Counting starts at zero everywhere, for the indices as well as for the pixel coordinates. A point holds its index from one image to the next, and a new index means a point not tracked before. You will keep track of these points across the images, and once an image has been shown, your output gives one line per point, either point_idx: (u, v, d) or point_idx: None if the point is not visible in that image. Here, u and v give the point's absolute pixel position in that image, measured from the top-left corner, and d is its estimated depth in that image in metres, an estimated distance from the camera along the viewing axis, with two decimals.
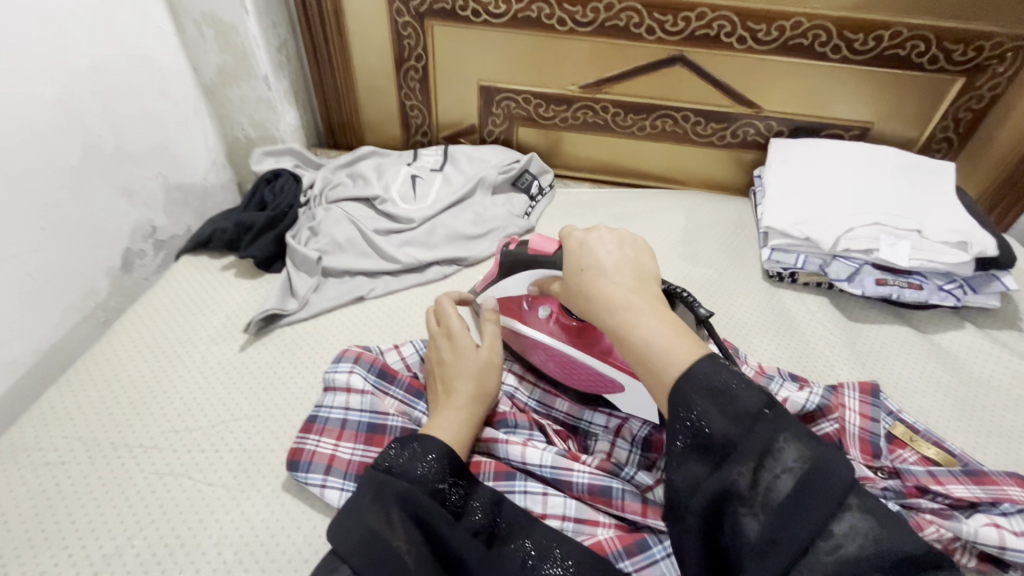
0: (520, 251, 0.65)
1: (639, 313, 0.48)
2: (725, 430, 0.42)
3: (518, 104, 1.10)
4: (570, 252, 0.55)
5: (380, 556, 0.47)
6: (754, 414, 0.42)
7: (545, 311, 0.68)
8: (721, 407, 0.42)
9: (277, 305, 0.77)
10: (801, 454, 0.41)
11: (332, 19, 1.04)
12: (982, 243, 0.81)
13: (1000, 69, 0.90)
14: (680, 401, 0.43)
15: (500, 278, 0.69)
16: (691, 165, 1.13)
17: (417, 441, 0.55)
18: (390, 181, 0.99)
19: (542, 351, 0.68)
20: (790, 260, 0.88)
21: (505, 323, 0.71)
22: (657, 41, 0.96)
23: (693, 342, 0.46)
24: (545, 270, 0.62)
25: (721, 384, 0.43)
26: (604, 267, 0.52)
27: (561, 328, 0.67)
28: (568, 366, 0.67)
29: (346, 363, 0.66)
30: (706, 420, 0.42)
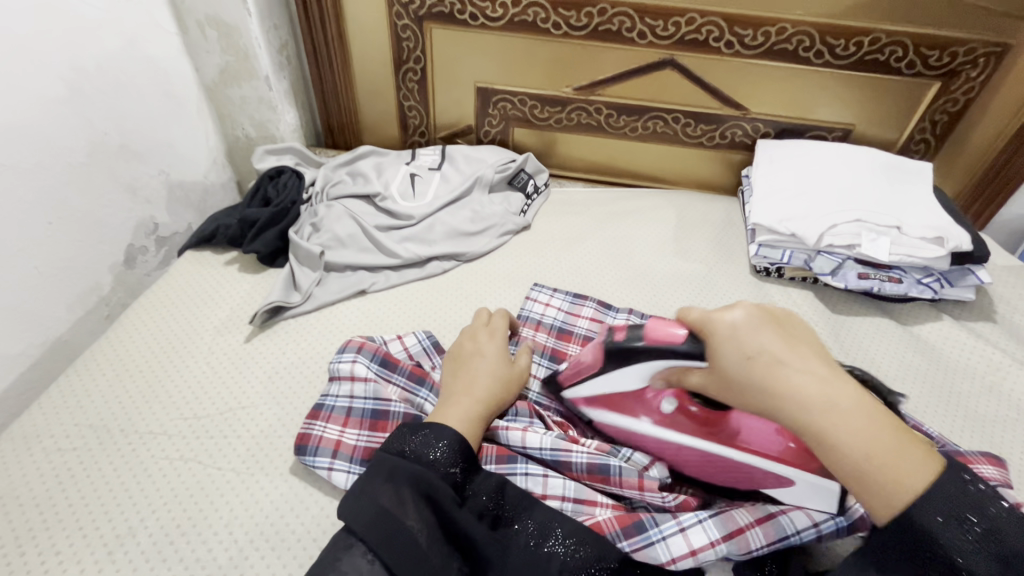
0: (632, 339, 0.57)
1: (846, 415, 0.43)
2: (984, 571, 0.41)
3: (514, 105, 1.13)
4: (723, 341, 0.48)
5: (392, 534, 0.50)
6: (1010, 545, 0.41)
7: (666, 404, 0.60)
8: (976, 533, 0.41)
9: (282, 298, 0.79)
10: None
11: (332, 22, 1.06)
12: (957, 238, 0.85)
13: (973, 73, 0.95)
14: (921, 526, 0.42)
15: (592, 370, 0.62)
16: (681, 165, 1.16)
17: (429, 428, 0.57)
18: (390, 179, 1.01)
19: (677, 451, 0.60)
20: (776, 255, 0.92)
21: (614, 421, 0.64)
22: (648, 44, 0.99)
23: (913, 449, 0.43)
24: (674, 362, 0.55)
25: (968, 499, 0.42)
26: (782, 358, 0.45)
27: (690, 421, 0.60)
28: (714, 465, 0.58)
29: (349, 353, 0.69)
30: (962, 555, 0.41)
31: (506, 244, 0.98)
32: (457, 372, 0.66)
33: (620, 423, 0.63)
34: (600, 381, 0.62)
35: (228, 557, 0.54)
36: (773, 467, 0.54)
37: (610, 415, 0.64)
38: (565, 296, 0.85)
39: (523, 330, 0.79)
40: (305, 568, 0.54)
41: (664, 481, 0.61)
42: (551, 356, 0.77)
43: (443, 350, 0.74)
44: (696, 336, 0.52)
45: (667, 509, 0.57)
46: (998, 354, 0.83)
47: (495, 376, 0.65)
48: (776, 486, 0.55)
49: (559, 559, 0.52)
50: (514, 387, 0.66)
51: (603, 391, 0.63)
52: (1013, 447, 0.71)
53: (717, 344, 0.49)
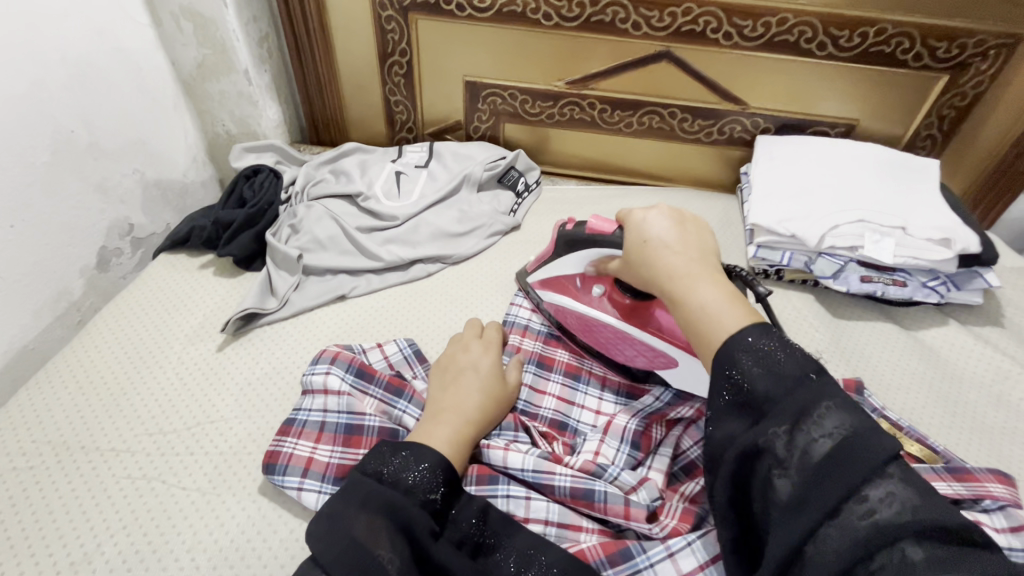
0: (579, 231, 0.66)
1: (699, 279, 0.51)
2: (765, 389, 0.43)
3: (504, 100, 1.09)
4: (632, 226, 0.59)
5: (363, 567, 0.46)
6: (798, 377, 0.42)
7: (598, 290, 0.70)
8: (767, 367, 0.43)
9: (256, 305, 0.76)
10: (835, 410, 0.41)
11: (314, 14, 1.02)
12: (965, 239, 0.81)
13: (984, 66, 0.90)
14: (726, 361, 0.45)
15: (556, 255, 0.72)
16: (678, 162, 1.12)
17: (409, 450, 0.53)
18: (374, 178, 0.97)
19: (600, 328, 0.69)
20: (776, 257, 0.88)
21: (561, 302, 0.73)
22: (643, 36, 0.95)
23: (743, 309, 0.48)
24: (603, 251, 0.65)
25: (766, 350, 0.44)
26: (666, 242, 0.55)
27: (615, 306, 0.68)
28: (625, 344, 0.68)
29: (323, 365, 0.65)
30: (748, 377, 0.44)
31: (495, 245, 0.94)
32: (446, 386, 0.63)
33: (563, 303, 0.73)
34: (554, 264, 0.73)
35: None
36: (665, 347, 0.63)
37: (557, 295, 0.74)
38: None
39: (511, 338, 0.76)
40: None
41: (652, 504, 0.57)
42: (540, 361, 0.74)
43: (423, 359, 0.71)
44: (620, 226, 0.62)
45: (654, 537, 0.54)
46: (1006, 361, 0.79)
47: (486, 394, 0.63)
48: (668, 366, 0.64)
49: None
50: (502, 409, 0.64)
51: (555, 274, 0.73)
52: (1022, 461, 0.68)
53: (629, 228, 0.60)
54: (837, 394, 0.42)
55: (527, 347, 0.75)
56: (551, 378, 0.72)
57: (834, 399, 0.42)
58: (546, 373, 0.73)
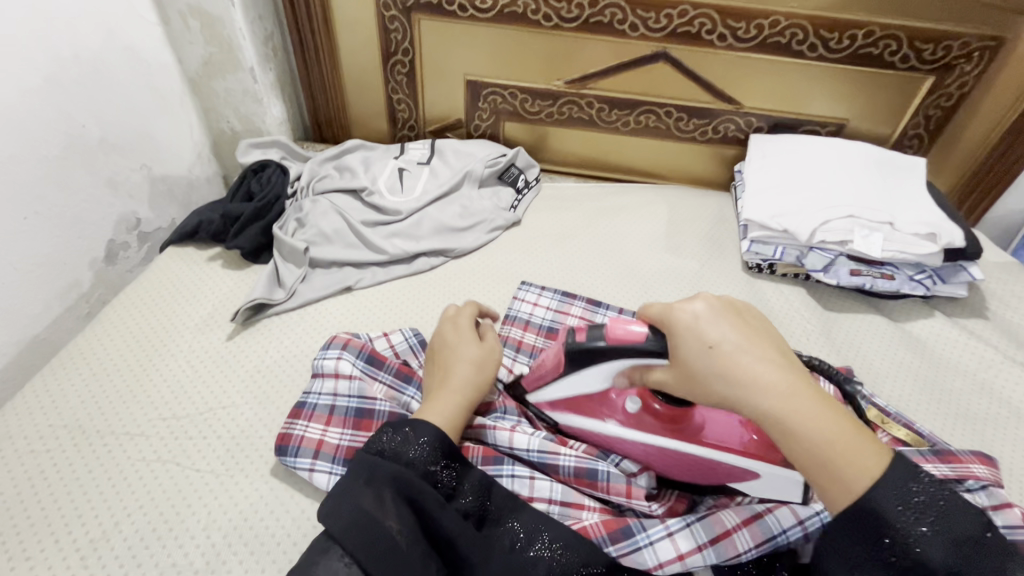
0: (595, 338, 0.55)
1: (807, 406, 0.44)
2: (944, 559, 0.41)
3: (504, 98, 1.11)
4: (683, 333, 0.48)
5: (372, 538, 0.49)
6: (979, 539, 0.42)
7: (629, 401, 0.60)
8: (950, 537, 0.41)
9: (265, 295, 0.77)
10: (1015, 573, 0.42)
11: (319, 13, 1.04)
12: (950, 234, 0.85)
13: (968, 67, 0.94)
14: (880, 512, 0.42)
15: (562, 373, 0.60)
16: (674, 160, 1.15)
17: (409, 426, 0.55)
18: (377, 174, 1.00)
19: (644, 451, 0.59)
20: (768, 251, 0.91)
21: (582, 422, 0.63)
22: (640, 37, 0.98)
23: (865, 438, 0.44)
24: (636, 361, 0.54)
25: (942, 507, 0.42)
26: (744, 356, 0.46)
27: (652, 418, 0.58)
28: (681, 462, 0.58)
29: (334, 350, 0.67)
30: (920, 541, 0.41)
31: (496, 240, 0.96)
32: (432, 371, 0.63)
33: (587, 424, 0.63)
34: (564, 383, 0.61)
35: (204, 561, 0.53)
36: (734, 462, 0.55)
37: (576, 415, 0.63)
38: (554, 293, 0.84)
39: (513, 331, 0.79)
40: (285, 572, 0.53)
41: (652, 487, 0.59)
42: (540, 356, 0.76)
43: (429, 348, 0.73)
44: (658, 333, 0.51)
45: (653, 515, 0.57)
46: (990, 351, 0.82)
47: (469, 363, 0.62)
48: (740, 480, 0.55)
49: (544, 562, 0.51)
50: (493, 373, 0.64)
51: (567, 392, 0.62)
52: (1004, 446, 0.71)
53: (678, 335, 0.49)
54: (1005, 551, 0.42)
55: (528, 341, 0.78)
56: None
57: (1002, 556, 0.42)
58: None
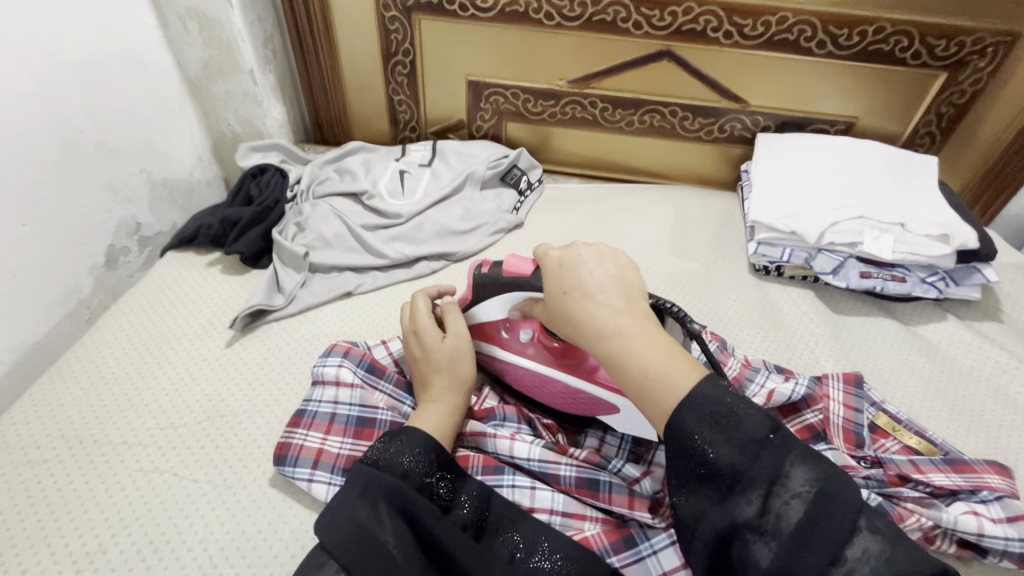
0: (495, 274, 0.59)
1: (634, 336, 0.47)
2: (729, 460, 0.42)
3: (506, 99, 1.10)
4: (550, 274, 0.53)
5: (369, 553, 0.48)
6: (762, 440, 0.42)
7: (525, 334, 0.63)
8: (727, 436, 0.42)
9: (264, 301, 0.77)
10: (800, 466, 0.42)
11: (318, 15, 1.03)
12: (964, 235, 0.82)
13: (981, 63, 0.91)
14: (688, 427, 0.43)
15: (476, 301, 0.62)
16: (679, 160, 1.13)
17: (404, 435, 0.54)
18: (378, 176, 0.99)
19: (530, 377, 0.64)
20: (776, 253, 0.89)
21: (479, 348, 0.66)
22: (644, 35, 0.96)
23: (686, 364, 0.46)
24: (523, 295, 0.58)
25: (723, 410, 0.43)
26: (587, 293, 0.50)
27: (545, 351, 0.63)
28: (561, 392, 0.63)
29: (335, 358, 0.66)
30: (712, 447, 0.42)
31: (498, 242, 0.95)
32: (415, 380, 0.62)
33: (484, 349, 0.66)
34: (471, 311, 0.64)
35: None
36: (603, 395, 0.60)
37: (474, 340, 0.66)
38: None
39: None
40: None
41: (655, 495, 0.58)
42: None
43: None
44: (540, 267, 0.55)
45: (657, 527, 0.55)
46: (1004, 355, 0.80)
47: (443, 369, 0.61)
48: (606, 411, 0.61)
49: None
50: (469, 366, 0.62)
51: (471, 320, 0.65)
52: (1020, 453, 0.69)
53: (548, 276, 0.53)
54: (799, 445, 0.43)
55: None
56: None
57: (799, 450, 0.43)
58: None
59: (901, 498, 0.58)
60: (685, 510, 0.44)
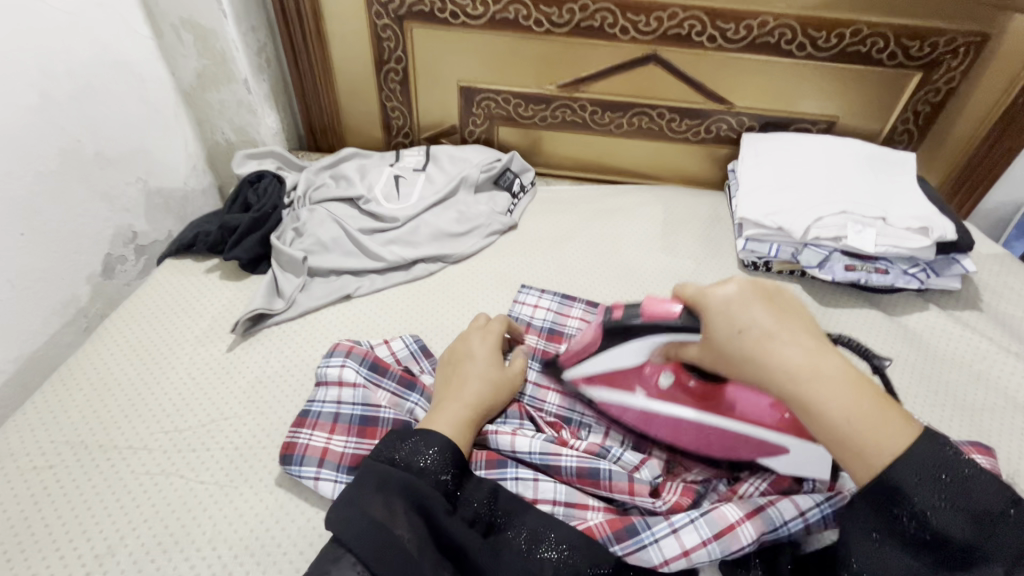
0: (631, 316, 0.57)
1: (828, 385, 0.44)
2: (961, 532, 0.42)
3: (497, 104, 1.12)
4: (716, 316, 0.49)
5: (384, 544, 0.49)
6: (999, 514, 0.42)
7: (664, 379, 0.62)
8: (964, 510, 0.42)
9: (264, 305, 0.78)
10: None
11: (311, 24, 1.05)
12: (942, 228, 0.85)
13: (954, 63, 0.95)
14: (900, 486, 0.43)
15: (597, 347, 0.63)
16: (667, 160, 1.16)
17: (418, 436, 0.56)
18: (373, 182, 1.01)
19: (677, 425, 0.62)
20: (764, 249, 0.91)
21: (615, 397, 0.65)
22: (631, 40, 0.98)
23: (894, 416, 0.44)
24: (672, 338, 0.55)
25: (963, 481, 0.42)
26: (774, 337, 0.46)
27: (687, 395, 0.61)
28: (719, 439, 0.60)
29: (338, 357, 0.68)
30: (938, 516, 0.42)
31: (493, 244, 0.97)
32: (447, 379, 0.65)
33: (620, 400, 0.65)
34: (600, 358, 0.63)
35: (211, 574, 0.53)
36: (765, 436, 0.57)
37: (608, 390, 0.66)
38: (552, 296, 0.85)
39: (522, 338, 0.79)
40: None
41: (655, 481, 0.60)
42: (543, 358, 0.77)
43: (430, 354, 0.74)
44: (692, 309, 0.52)
45: (658, 512, 0.56)
46: (985, 343, 0.83)
47: (486, 380, 0.65)
48: (771, 455, 0.58)
49: (551, 565, 0.51)
50: (503, 392, 0.66)
51: (602, 367, 0.64)
52: (1002, 436, 0.72)
53: (712, 319, 0.49)
54: None
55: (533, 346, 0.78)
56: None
57: None
58: None
59: None
60: (895, 574, 0.44)
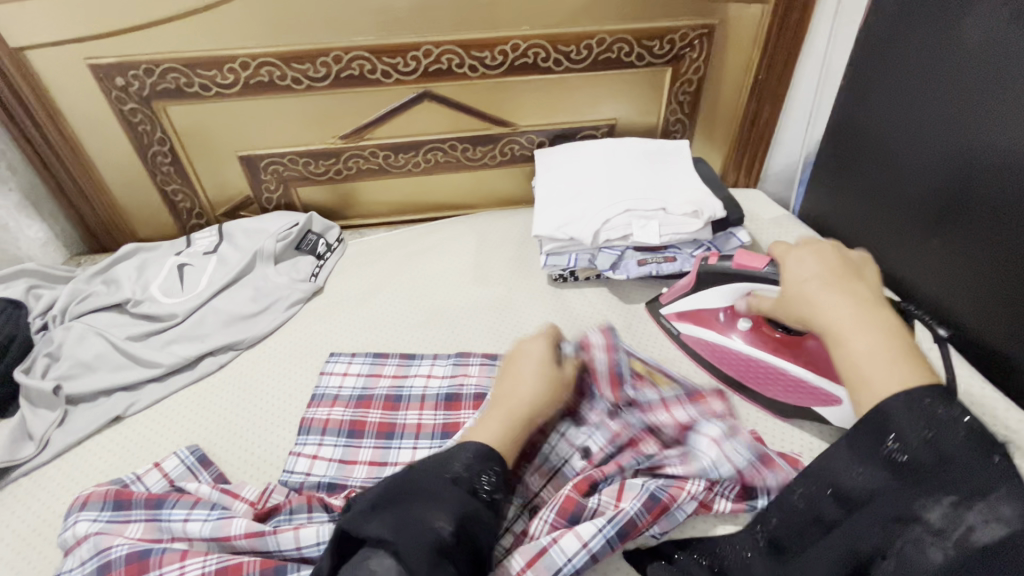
0: (724, 265, 0.73)
1: (865, 329, 0.51)
2: (927, 461, 0.44)
3: (286, 166, 1.07)
4: (793, 269, 0.61)
5: (418, 538, 0.46)
6: (981, 457, 0.44)
7: (746, 323, 0.75)
8: (931, 443, 0.44)
9: (4, 458, 0.68)
10: (1013, 501, 0.42)
11: (48, 123, 0.95)
12: (711, 209, 0.90)
13: (695, 54, 1.03)
14: (884, 416, 0.46)
15: (693, 290, 0.78)
16: (478, 188, 1.17)
17: (476, 449, 0.55)
18: (151, 279, 0.92)
19: (749, 364, 0.74)
20: (564, 261, 0.93)
21: (702, 335, 0.78)
22: (396, 82, 0.98)
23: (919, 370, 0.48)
24: (754, 284, 0.71)
25: (936, 419, 0.44)
26: (830, 281, 0.57)
27: (763, 339, 0.73)
28: (775, 378, 0.72)
29: (72, 514, 0.61)
30: (915, 445, 0.45)
31: (297, 315, 0.91)
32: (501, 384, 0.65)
33: (704, 335, 0.78)
34: (693, 298, 0.78)
35: None
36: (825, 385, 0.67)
37: (694, 327, 0.79)
38: (364, 359, 0.81)
39: (315, 413, 0.74)
40: None
41: None
42: (349, 430, 0.72)
43: (210, 463, 0.69)
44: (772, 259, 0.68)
45: None
46: None
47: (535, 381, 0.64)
48: (828, 404, 0.68)
49: None
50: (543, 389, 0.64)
51: (692, 306, 0.79)
52: None
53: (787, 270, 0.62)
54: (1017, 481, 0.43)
55: (335, 417, 0.74)
56: (362, 444, 0.71)
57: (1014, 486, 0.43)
58: (357, 441, 0.71)
59: (663, 466, 0.63)
60: (884, 502, 0.46)
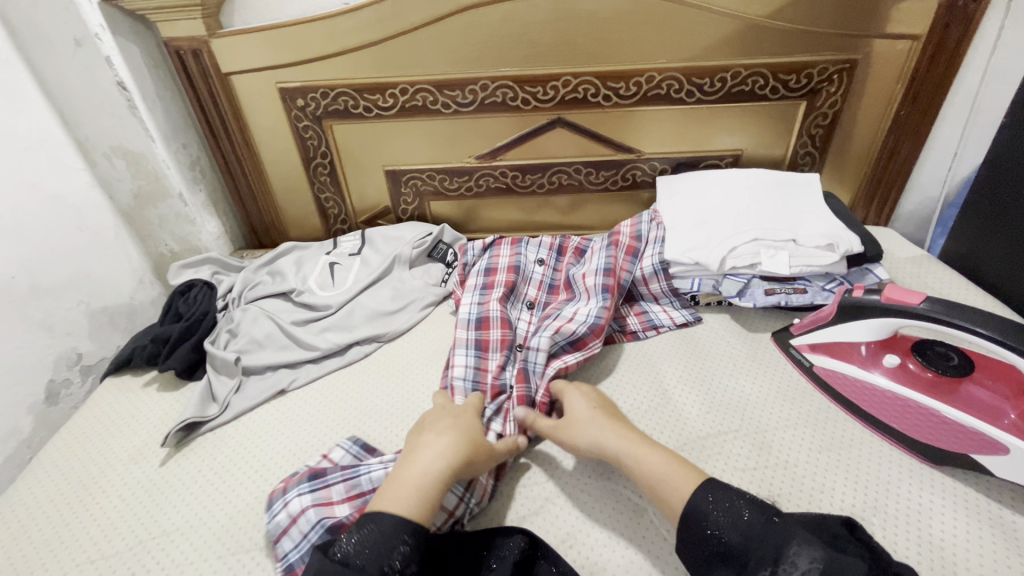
0: (870, 298, 0.71)
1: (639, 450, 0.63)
2: (729, 536, 0.51)
3: (424, 181, 1.17)
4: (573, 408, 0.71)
5: None
6: (762, 523, 0.51)
7: (891, 360, 0.73)
8: (729, 518, 0.52)
9: (197, 414, 0.79)
10: (803, 551, 0.48)
11: (238, 135, 1.12)
12: (847, 242, 0.88)
13: (833, 89, 1.02)
14: (696, 513, 0.54)
15: (830, 323, 0.77)
16: (595, 210, 1.21)
17: (359, 524, 0.54)
18: (308, 273, 1.04)
19: (898, 400, 0.71)
20: (686, 285, 0.94)
21: (837, 368, 0.76)
22: (534, 109, 1.05)
23: (687, 472, 0.59)
24: (906, 320, 0.68)
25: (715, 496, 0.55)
26: None
27: (912, 377, 0.71)
28: (929, 423, 0.68)
29: (278, 502, 0.65)
30: (713, 529, 0.53)
31: (429, 316, 0.99)
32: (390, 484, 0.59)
33: (843, 369, 0.76)
34: (830, 331, 0.77)
35: None
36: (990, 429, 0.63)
37: (831, 359, 0.77)
38: (475, 293, 0.94)
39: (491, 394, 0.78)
40: None
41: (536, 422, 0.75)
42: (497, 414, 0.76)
43: (373, 450, 0.73)
44: (930, 299, 0.66)
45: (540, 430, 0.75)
46: None
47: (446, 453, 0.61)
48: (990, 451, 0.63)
49: None
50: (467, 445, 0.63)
51: (828, 339, 0.78)
52: None
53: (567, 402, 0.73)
54: (798, 532, 0.50)
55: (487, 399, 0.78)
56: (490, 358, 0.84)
57: (799, 537, 0.49)
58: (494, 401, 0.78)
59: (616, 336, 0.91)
60: None
